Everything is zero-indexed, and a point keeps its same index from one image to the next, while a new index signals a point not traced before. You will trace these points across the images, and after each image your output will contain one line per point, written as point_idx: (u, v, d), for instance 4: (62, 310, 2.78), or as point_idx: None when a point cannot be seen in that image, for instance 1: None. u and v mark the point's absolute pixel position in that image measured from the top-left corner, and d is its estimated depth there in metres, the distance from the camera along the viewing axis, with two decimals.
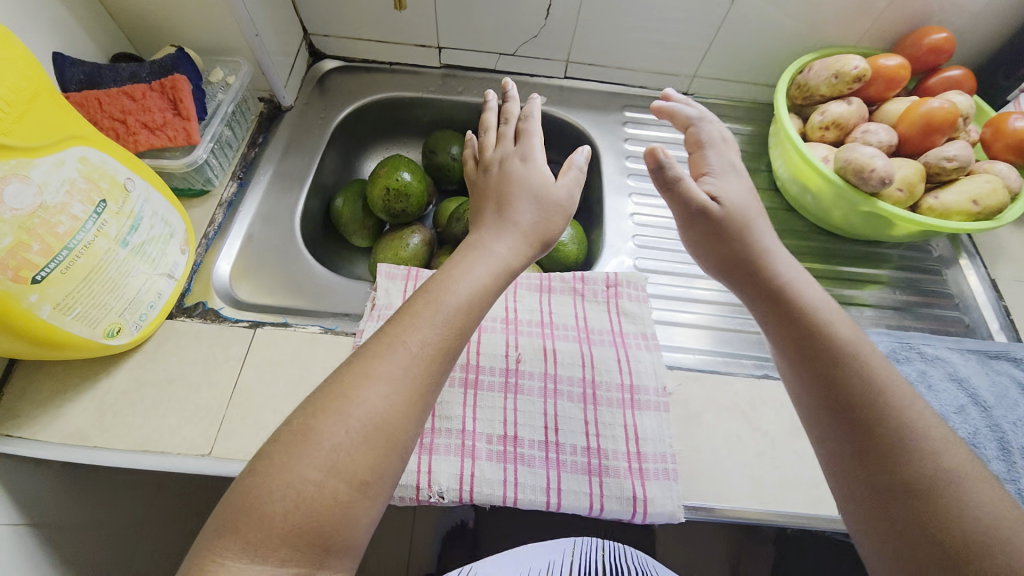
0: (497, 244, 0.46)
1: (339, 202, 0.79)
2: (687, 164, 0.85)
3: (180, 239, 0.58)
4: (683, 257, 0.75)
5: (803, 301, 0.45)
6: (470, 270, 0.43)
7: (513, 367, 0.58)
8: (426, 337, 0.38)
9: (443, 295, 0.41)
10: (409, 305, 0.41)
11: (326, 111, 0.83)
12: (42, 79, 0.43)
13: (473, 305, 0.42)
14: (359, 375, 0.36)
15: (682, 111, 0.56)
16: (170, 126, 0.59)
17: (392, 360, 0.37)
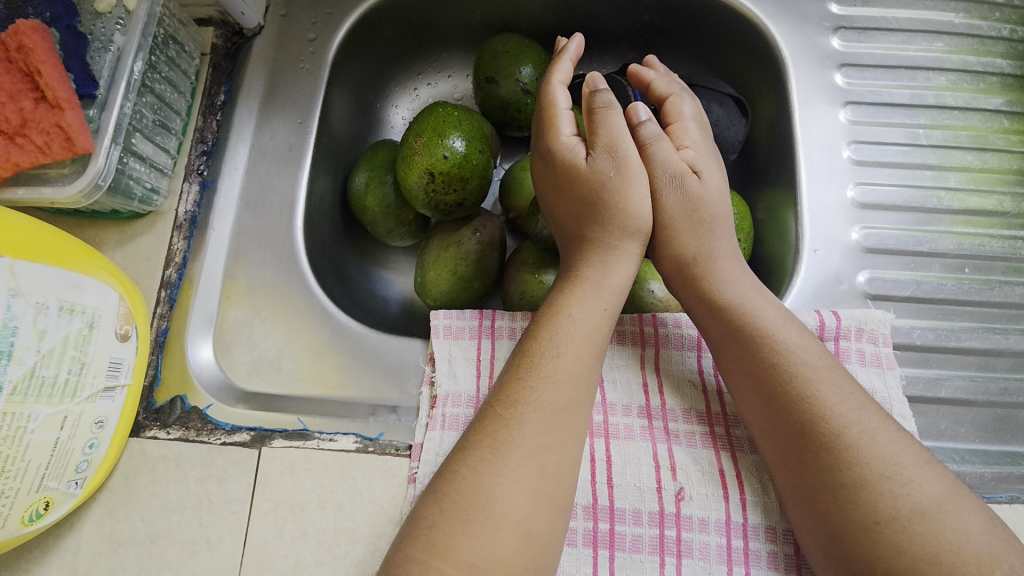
0: (605, 265, 0.36)
1: (361, 182, 0.50)
2: (945, 72, 0.47)
3: (115, 320, 0.36)
4: (951, 266, 0.43)
5: (859, 463, 0.31)
6: (575, 308, 0.35)
7: (671, 511, 0.35)
8: (572, 368, 0.33)
9: (538, 397, 0.32)
10: (495, 411, 0.32)
11: (317, 23, 0.50)
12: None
13: (595, 334, 0.35)
14: (520, 411, 0.31)
15: (659, 77, 0.42)
16: (37, 122, 0.33)
17: (547, 396, 0.32)
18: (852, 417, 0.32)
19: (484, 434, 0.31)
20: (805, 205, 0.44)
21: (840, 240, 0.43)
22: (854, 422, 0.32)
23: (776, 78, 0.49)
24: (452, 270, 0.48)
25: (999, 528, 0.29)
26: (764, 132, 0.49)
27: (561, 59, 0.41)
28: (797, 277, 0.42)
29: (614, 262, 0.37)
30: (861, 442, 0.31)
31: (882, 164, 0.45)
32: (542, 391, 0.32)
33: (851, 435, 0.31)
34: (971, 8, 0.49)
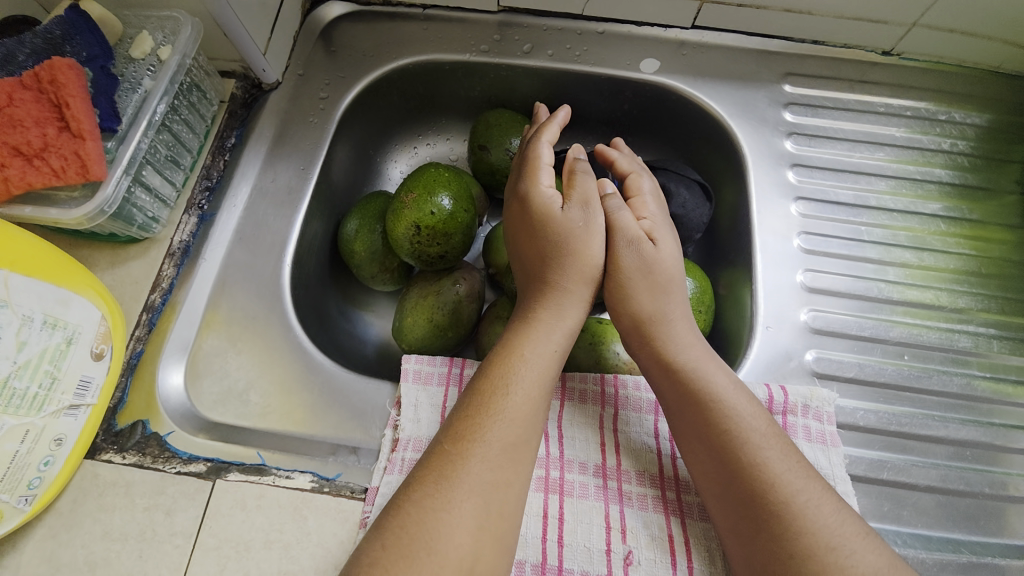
0: (559, 309, 0.39)
1: (352, 228, 0.53)
2: (886, 177, 0.53)
3: (93, 338, 0.37)
4: (892, 352, 0.47)
5: (806, 533, 0.32)
6: (528, 350, 0.37)
7: (618, 573, 0.36)
8: (520, 407, 0.35)
9: (489, 433, 0.33)
10: (445, 447, 0.33)
11: (330, 84, 0.56)
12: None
13: (541, 375, 0.36)
14: (469, 451, 0.32)
15: (622, 157, 0.47)
16: (55, 149, 0.35)
17: (497, 434, 0.33)
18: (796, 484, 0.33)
19: (430, 470, 0.31)
20: (760, 285, 0.48)
21: (791, 320, 0.47)
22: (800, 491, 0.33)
23: (737, 171, 0.55)
24: (429, 318, 0.50)
25: None
26: (727, 217, 0.55)
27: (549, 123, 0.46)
28: (751, 351, 0.45)
29: (565, 306, 0.39)
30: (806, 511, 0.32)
31: (828, 254, 0.50)
32: (493, 430, 0.33)
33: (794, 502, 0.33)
34: (911, 124, 0.55)
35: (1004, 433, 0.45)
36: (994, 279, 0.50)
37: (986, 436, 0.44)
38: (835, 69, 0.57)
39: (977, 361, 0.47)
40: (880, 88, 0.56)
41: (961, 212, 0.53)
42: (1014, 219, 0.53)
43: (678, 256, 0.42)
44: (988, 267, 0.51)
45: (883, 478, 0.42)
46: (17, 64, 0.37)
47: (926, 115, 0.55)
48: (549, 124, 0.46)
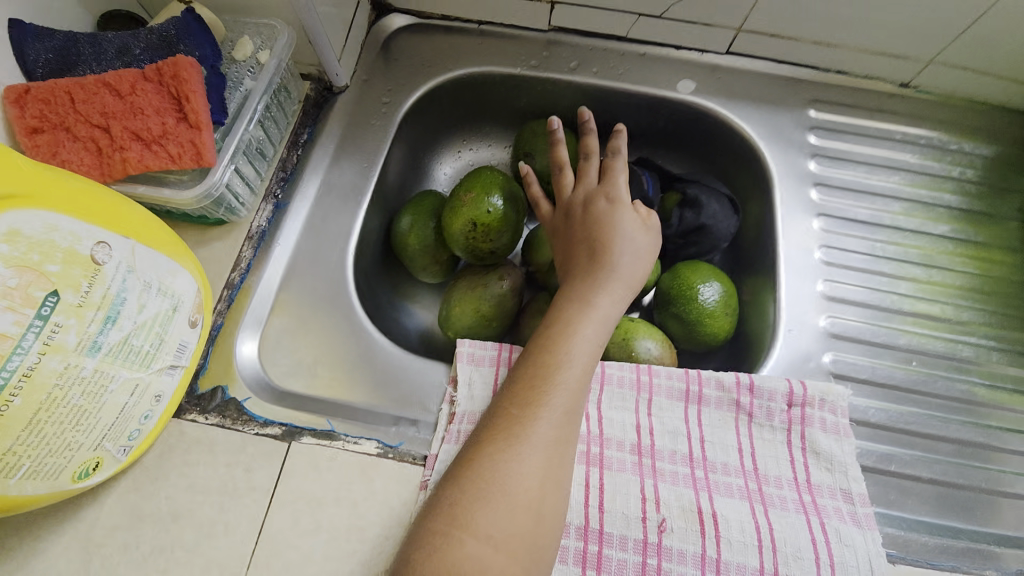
0: (614, 299, 0.44)
1: (407, 223, 0.58)
2: (900, 200, 0.58)
3: (190, 308, 0.40)
4: (902, 359, 0.51)
5: None
6: (581, 329, 0.41)
7: (654, 539, 0.40)
8: (578, 378, 0.39)
9: (550, 398, 0.38)
10: (512, 409, 0.37)
11: (392, 90, 0.60)
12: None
13: (593, 353, 0.41)
14: (535, 414, 0.37)
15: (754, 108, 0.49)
16: (173, 137, 0.39)
17: (559, 399, 0.38)
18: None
19: (499, 430, 0.36)
20: (783, 292, 0.52)
21: (810, 324, 0.51)
22: None
23: (763, 187, 0.59)
24: (476, 308, 0.54)
25: None
26: (751, 229, 0.59)
27: (620, 149, 0.53)
28: (773, 351, 0.50)
29: (616, 301, 0.44)
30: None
31: (846, 266, 0.54)
32: (555, 396, 0.38)
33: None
34: (924, 152, 0.60)
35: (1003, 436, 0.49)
36: (996, 297, 0.54)
37: (988, 439, 0.48)
38: (856, 98, 0.61)
39: (978, 370, 0.51)
40: (897, 117, 0.61)
41: (969, 234, 0.57)
42: (1017, 242, 0.57)
43: None
44: (993, 286, 0.55)
45: (891, 470, 0.46)
46: (131, 56, 0.42)
47: (939, 144, 0.60)
48: (622, 152, 0.53)
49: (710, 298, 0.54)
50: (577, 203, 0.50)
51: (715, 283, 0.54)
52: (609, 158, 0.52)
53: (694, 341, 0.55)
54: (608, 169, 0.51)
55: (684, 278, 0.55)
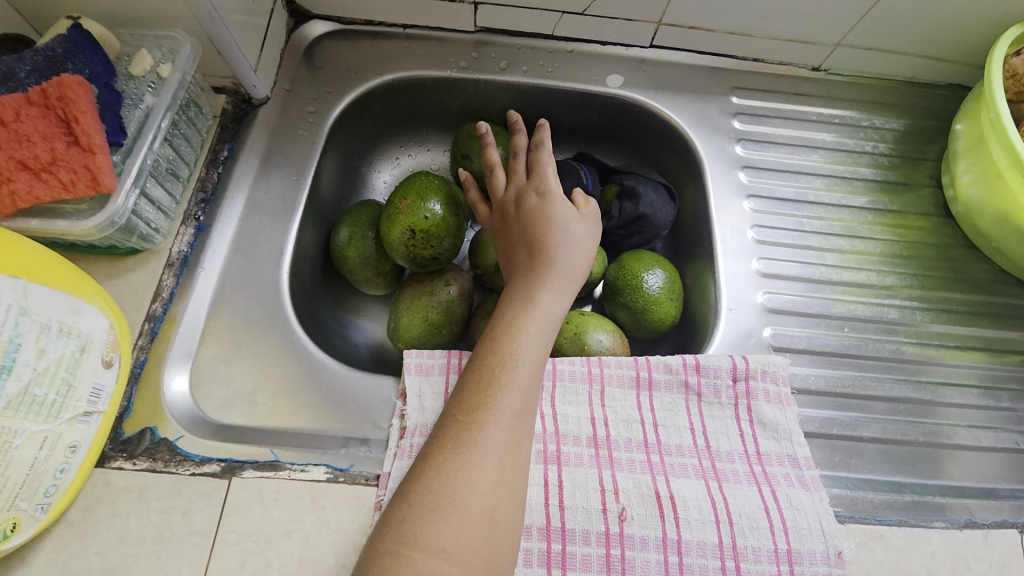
0: (558, 293, 0.44)
1: (345, 235, 0.56)
2: (821, 176, 0.61)
3: (104, 348, 0.38)
4: (835, 326, 0.54)
5: None
6: (526, 326, 0.41)
7: (616, 530, 0.40)
8: (527, 377, 0.39)
9: (498, 401, 0.37)
10: (461, 416, 0.37)
11: (317, 100, 0.58)
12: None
13: (541, 349, 0.41)
14: (483, 419, 0.36)
15: None
16: (65, 163, 0.36)
17: (508, 401, 0.38)
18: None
19: (447, 438, 0.36)
20: (722, 273, 0.54)
21: (750, 302, 0.53)
22: None
23: (695, 173, 0.61)
24: (424, 317, 0.53)
25: None
26: (689, 214, 0.61)
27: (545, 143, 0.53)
28: (717, 331, 0.51)
29: (560, 294, 0.44)
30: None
31: (778, 243, 0.57)
32: (504, 398, 0.37)
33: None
34: (838, 130, 0.64)
35: (931, 389, 0.53)
36: (914, 259, 0.58)
37: (919, 393, 0.52)
38: (773, 83, 0.65)
39: (904, 330, 0.55)
40: (812, 99, 0.65)
41: (885, 203, 0.61)
42: (928, 207, 0.61)
43: None
44: (912, 250, 0.59)
45: (834, 433, 0.48)
46: (18, 80, 0.38)
47: (851, 122, 0.64)
48: (546, 144, 0.54)
49: (655, 285, 0.55)
50: (510, 202, 0.50)
51: (659, 270, 0.55)
52: (535, 152, 0.53)
53: (643, 328, 0.56)
54: (535, 164, 0.52)
55: (629, 268, 0.56)
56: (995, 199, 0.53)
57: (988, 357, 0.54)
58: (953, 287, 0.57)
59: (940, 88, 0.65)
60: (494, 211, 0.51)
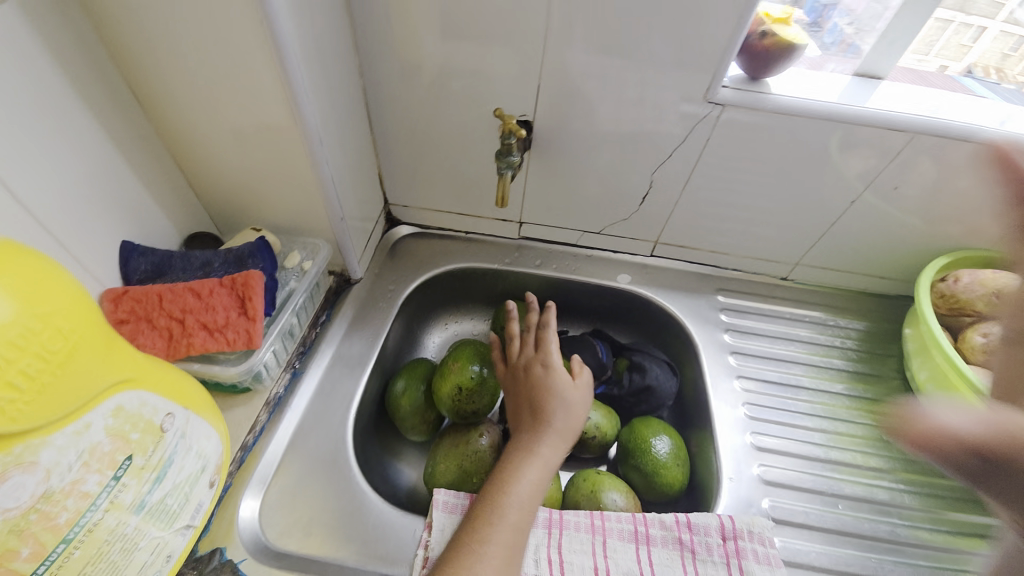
0: (550, 447, 0.55)
1: (401, 386, 0.67)
2: (800, 364, 0.73)
3: (213, 469, 0.47)
4: (829, 502, 0.58)
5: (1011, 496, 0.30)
6: (523, 474, 0.52)
7: None
8: (519, 516, 0.49)
9: (492, 535, 0.48)
10: (465, 544, 0.47)
11: (396, 281, 0.77)
12: (86, 310, 0.34)
13: (533, 495, 0.51)
14: (480, 550, 0.46)
15: None
16: (232, 327, 0.51)
17: (501, 536, 0.48)
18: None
19: (453, 562, 0.46)
20: (721, 444, 0.62)
21: (748, 474, 0.59)
22: None
23: (692, 354, 0.74)
24: (459, 463, 0.60)
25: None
26: (690, 388, 0.72)
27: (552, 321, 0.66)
28: (720, 500, 0.57)
29: (552, 449, 0.55)
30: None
31: (767, 420, 0.65)
32: (498, 533, 0.48)
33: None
34: (810, 327, 0.78)
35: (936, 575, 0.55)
36: None
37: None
38: (752, 287, 0.81)
39: (899, 513, 0.59)
40: (785, 301, 0.80)
41: (862, 391, 0.71)
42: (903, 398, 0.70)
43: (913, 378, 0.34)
44: None
45: None
46: (212, 268, 0.55)
47: (821, 321, 0.78)
48: (552, 322, 0.66)
49: (663, 450, 0.63)
50: (520, 367, 0.63)
51: (661, 437, 0.63)
52: (543, 329, 0.66)
53: (654, 491, 0.62)
54: (543, 339, 0.65)
55: (638, 433, 0.64)
56: (950, 397, 0.62)
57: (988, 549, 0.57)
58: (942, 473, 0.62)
59: (893, 298, 0.80)
60: (507, 375, 0.64)
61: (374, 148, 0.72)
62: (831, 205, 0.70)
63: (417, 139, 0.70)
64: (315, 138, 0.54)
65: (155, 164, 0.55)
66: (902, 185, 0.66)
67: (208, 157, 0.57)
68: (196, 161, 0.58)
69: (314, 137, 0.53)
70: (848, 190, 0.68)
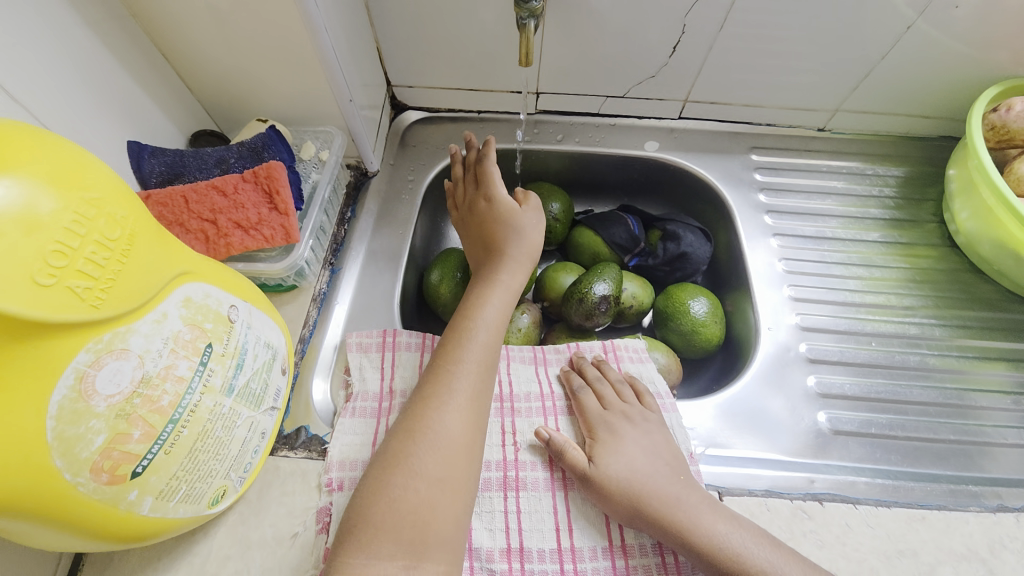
0: (511, 269, 0.57)
1: (436, 277, 0.67)
2: (836, 217, 0.71)
3: (282, 358, 0.48)
4: (863, 341, 0.60)
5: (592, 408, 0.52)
6: (489, 300, 0.54)
7: (512, 458, 0.50)
8: (487, 338, 0.51)
9: (465, 356, 0.49)
10: (436, 375, 0.48)
11: (414, 171, 0.73)
12: (128, 194, 0.31)
13: (498, 323, 0.53)
14: (450, 373, 0.48)
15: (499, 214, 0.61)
16: (266, 223, 0.49)
17: (471, 358, 0.49)
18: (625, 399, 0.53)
19: (428, 387, 0.47)
20: (758, 299, 0.63)
21: (785, 321, 0.61)
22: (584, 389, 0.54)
23: (725, 216, 0.73)
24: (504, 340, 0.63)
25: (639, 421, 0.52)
26: (723, 252, 0.72)
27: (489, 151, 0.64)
28: (759, 348, 0.59)
29: (511, 273, 0.57)
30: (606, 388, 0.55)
31: (802, 271, 0.66)
32: (467, 354, 0.49)
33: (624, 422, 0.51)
34: (847, 179, 0.75)
35: (961, 394, 0.58)
36: (928, 284, 0.66)
37: (950, 398, 0.58)
38: (787, 142, 0.77)
39: (927, 343, 0.61)
40: (820, 155, 0.77)
41: (899, 237, 0.70)
42: (937, 239, 0.70)
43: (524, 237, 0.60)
44: (930, 274, 0.67)
45: (873, 432, 0.55)
46: (229, 164, 0.52)
47: (857, 171, 0.76)
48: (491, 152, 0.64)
49: (701, 311, 0.65)
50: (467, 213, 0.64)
51: (701, 298, 0.65)
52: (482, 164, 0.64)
53: (693, 347, 0.65)
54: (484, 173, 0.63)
55: (675, 299, 0.66)
56: (991, 230, 0.62)
57: (1011, 366, 0.60)
58: (965, 305, 0.64)
59: (933, 140, 0.77)
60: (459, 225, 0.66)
61: (368, 17, 0.63)
62: (882, 38, 0.63)
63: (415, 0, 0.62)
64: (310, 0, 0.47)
65: (137, 52, 0.49)
66: (960, 5, 0.59)
67: (192, 37, 0.50)
68: (177, 44, 0.51)
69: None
70: (906, 15, 0.60)
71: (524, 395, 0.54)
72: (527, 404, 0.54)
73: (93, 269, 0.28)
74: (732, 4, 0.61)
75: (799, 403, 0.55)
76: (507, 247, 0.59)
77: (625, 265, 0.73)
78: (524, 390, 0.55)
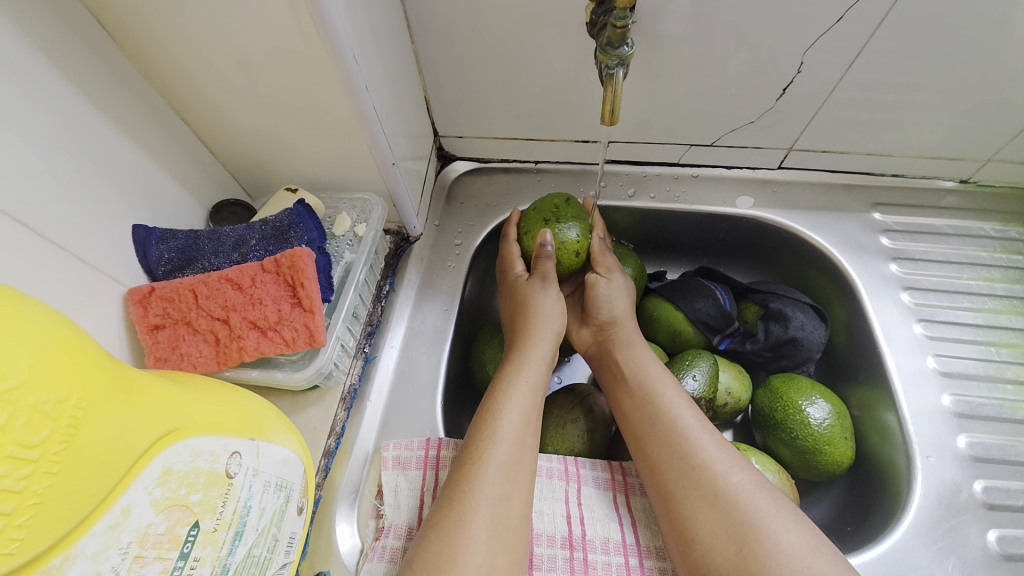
0: (536, 349, 0.48)
1: (490, 359, 0.55)
2: (996, 298, 0.56)
3: (300, 491, 0.37)
4: None
5: (662, 439, 0.43)
6: (512, 391, 0.44)
7: None
8: (514, 435, 0.42)
9: (490, 455, 0.40)
10: (454, 489, 0.39)
11: (462, 233, 0.63)
12: (74, 356, 0.23)
13: (526, 416, 0.44)
14: (475, 476, 0.39)
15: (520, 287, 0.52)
16: (288, 322, 0.40)
17: (495, 459, 0.40)
18: (689, 418, 0.43)
19: (450, 498, 0.39)
20: (906, 408, 0.50)
21: (951, 448, 0.48)
22: (641, 408, 0.45)
23: (845, 291, 0.59)
24: (569, 449, 0.49)
25: (735, 454, 0.41)
26: (842, 335, 0.58)
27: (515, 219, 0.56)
28: (916, 488, 0.47)
29: (537, 353, 0.48)
30: (667, 410, 0.44)
31: (967, 377, 0.52)
32: (491, 452, 0.41)
33: (693, 446, 0.42)
34: (1004, 245, 0.60)
35: None
36: None
37: None
38: (917, 197, 0.62)
39: None
40: (966, 212, 0.61)
41: None
42: None
43: (551, 307, 0.51)
44: None
45: None
46: (249, 247, 0.44)
47: (1016, 235, 0.60)
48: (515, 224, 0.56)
49: (820, 419, 0.50)
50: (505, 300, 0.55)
51: (823, 401, 0.51)
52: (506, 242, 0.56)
53: (811, 469, 0.51)
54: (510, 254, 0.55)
55: (785, 398, 0.51)
56: None
57: None
58: None
59: None
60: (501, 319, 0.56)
61: (416, 63, 0.55)
62: None
63: (469, 43, 0.52)
64: (348, 54, 0.38)
65: (150, 118, 0.42)
66: None
67: (218, 99, 0.43)
68: (196, 107, 0.44)
69: (346, 52, 0.38)
70: None
71: (600, 544, 0.43)
72: (605, 558, 0.43)
73: (7, 498, 0.20)
74: (870, 34, 0.47)
75: (978, 571, 0.44)
76: (537, 327, 0.50)
77: (713, 346, 0.59)
78: (600, 535, 0.44)
